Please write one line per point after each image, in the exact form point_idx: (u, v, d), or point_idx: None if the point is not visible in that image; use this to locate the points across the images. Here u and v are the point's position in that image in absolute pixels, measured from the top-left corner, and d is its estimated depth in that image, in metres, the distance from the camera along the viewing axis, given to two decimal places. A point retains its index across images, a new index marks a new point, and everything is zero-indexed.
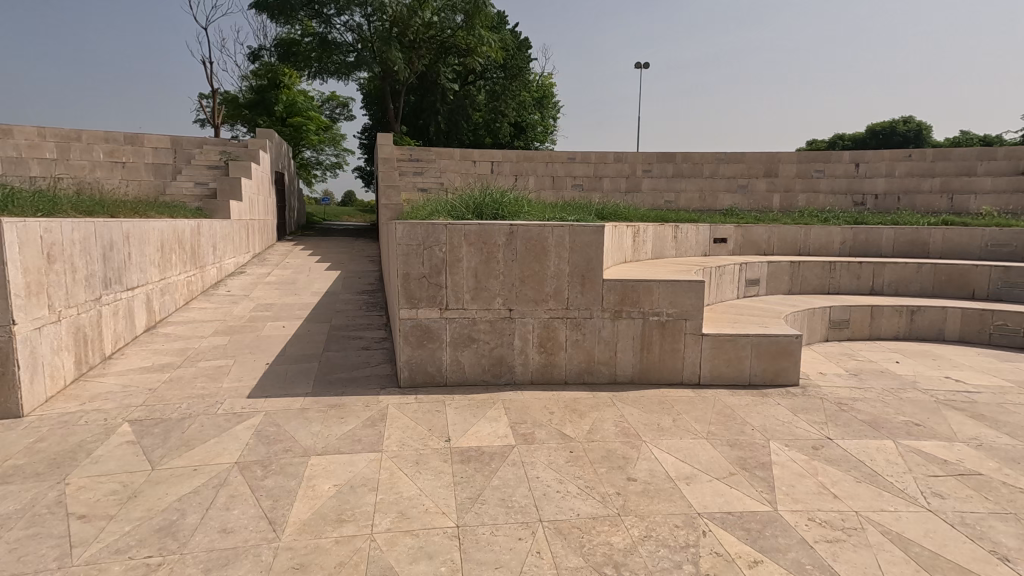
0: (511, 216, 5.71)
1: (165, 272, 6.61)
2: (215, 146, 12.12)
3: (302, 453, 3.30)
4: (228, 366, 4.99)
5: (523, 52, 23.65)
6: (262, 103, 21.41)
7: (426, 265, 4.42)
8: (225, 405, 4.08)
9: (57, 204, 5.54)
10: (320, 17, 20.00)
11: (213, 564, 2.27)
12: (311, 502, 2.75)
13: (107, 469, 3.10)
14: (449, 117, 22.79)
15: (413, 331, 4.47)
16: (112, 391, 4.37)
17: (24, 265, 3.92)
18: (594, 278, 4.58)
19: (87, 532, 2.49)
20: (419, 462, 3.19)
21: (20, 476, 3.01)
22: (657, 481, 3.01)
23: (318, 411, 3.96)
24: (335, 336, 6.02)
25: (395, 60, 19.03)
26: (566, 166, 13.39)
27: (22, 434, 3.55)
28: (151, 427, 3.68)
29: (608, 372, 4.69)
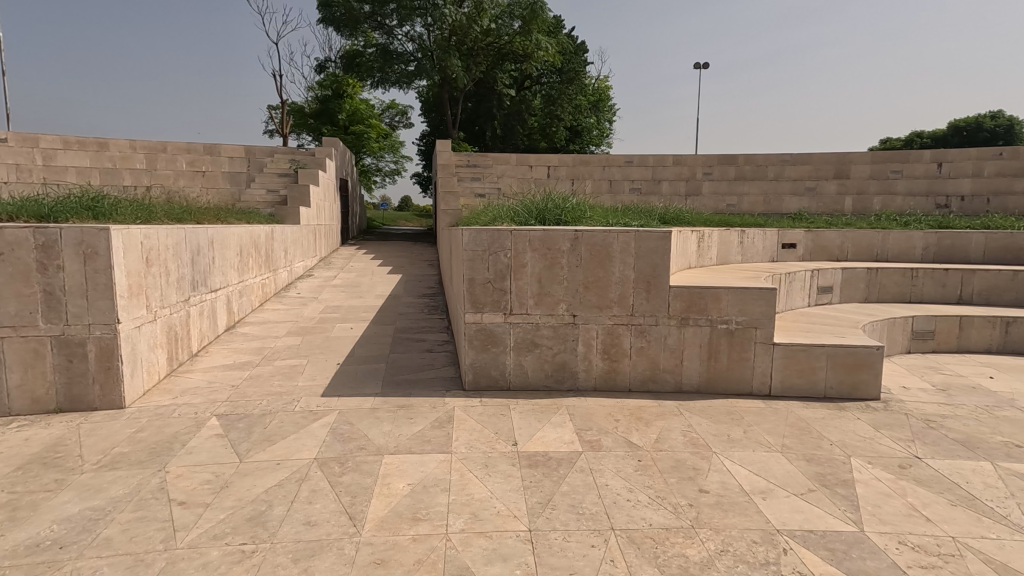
0: (574, 221, 5.73)
1: (243, 275, 7.02)
2: (284, 155, 12.75)
3: (376, 451, 3.43)
4: (302, 365, 5.24)
5: (580, 56, 23.62)
6: (326, 113, 22.39)
7: (491, 271, 4.49)
8: (301, 403, 4.29)
9: (152, 211, 6.01)
10: (382, 28, 20.68)
11: (301, 555, 2.40)
12: (386, 500, 2.85)
13: (200, 460, 3.33)
14: (505, 122, 23.06)
15: (477, 335, 4.55)
16: (199, 386, 4.68)
17: (128, 268, 4.27)
18: (660, 284, 4.50)
19: (187, 518, 2.69)
20: (488, 465, 3.25)
21: (126, 463, 3.27)
22: (730, 494, 2.93)
23: (388, 412, 4.09)
24: (400, 338, 6.21)
25: (453, 68, 19.48)
26: (623, 169, 13.24)
27: (125, 424, 3.87)
28: (236, 422, 3.91)
29: (673, 380, 4.61)
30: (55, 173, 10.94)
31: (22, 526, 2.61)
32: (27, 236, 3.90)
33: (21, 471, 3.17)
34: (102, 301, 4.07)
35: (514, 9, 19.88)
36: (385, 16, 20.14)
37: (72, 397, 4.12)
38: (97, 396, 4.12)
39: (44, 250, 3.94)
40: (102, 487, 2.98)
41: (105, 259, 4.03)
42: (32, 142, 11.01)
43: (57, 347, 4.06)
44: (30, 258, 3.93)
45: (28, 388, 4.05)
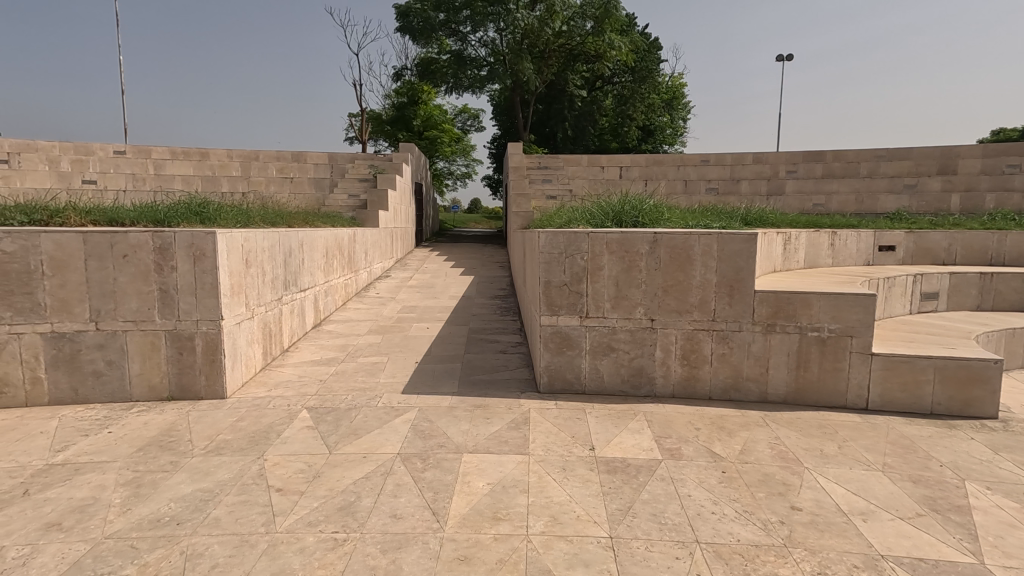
0: (652, 223, 5.60)
1: (328, 275, 7.42)
2: (364, 160, 13.35)
3: (455, 449, 3.52)
4: (383, 363, 5.46)
5: (653, 53, 23.17)
6: (401, 119, 23.23)
7: (567, 274, 4.48)
8: (384, 399, 4.47)
9: (250, 216, 6.49)
10: (456, 35, 21.17)
11: (389, 546, 2.50)
12: (467, 498, 2.91)
13: (294, 449, 3.54)
14: (576, 124, 22.94)
15: (553, 337, 4.56)
16: (291, 379, 5.00)
17: (230, 269, 4.62)
18: (744, 288, 4.31)
19: (285, 504, 2.87)
20: (566, 469, 3.24)
21: (230, 449, 3.55)
22: (826, 513, 2.76)
23: (465, 411, 4.18)
24: (475, 339, 6.32)
25: (525, 71, 19.63)
26: (699, 169, 12.81)
27: (227, 413, 4.19)
28: (325, 415, 4.14)
29: (757, 389, 4.40)
30: (165, 181, 12.04)
31: (144, 502, 2.89)
32: (147, 239, 4.31)
33: (142, 452, 3.51)
34: (209, 299, 4.43)
35: (587, 9, 19.76)
36: (459, 23, 20.62)
37: (182, 386, 4.50)
38: (203, 386, 4.49)
39: (161, 252, 4.34)
40: (209, 471, 3.24)
41: (211, 260, 4.38)
42: (146, 153, 12.17)
43: (170, 340, 4.45)
44: (149, 259, 4.34)
45: (145, 376, 4.47)
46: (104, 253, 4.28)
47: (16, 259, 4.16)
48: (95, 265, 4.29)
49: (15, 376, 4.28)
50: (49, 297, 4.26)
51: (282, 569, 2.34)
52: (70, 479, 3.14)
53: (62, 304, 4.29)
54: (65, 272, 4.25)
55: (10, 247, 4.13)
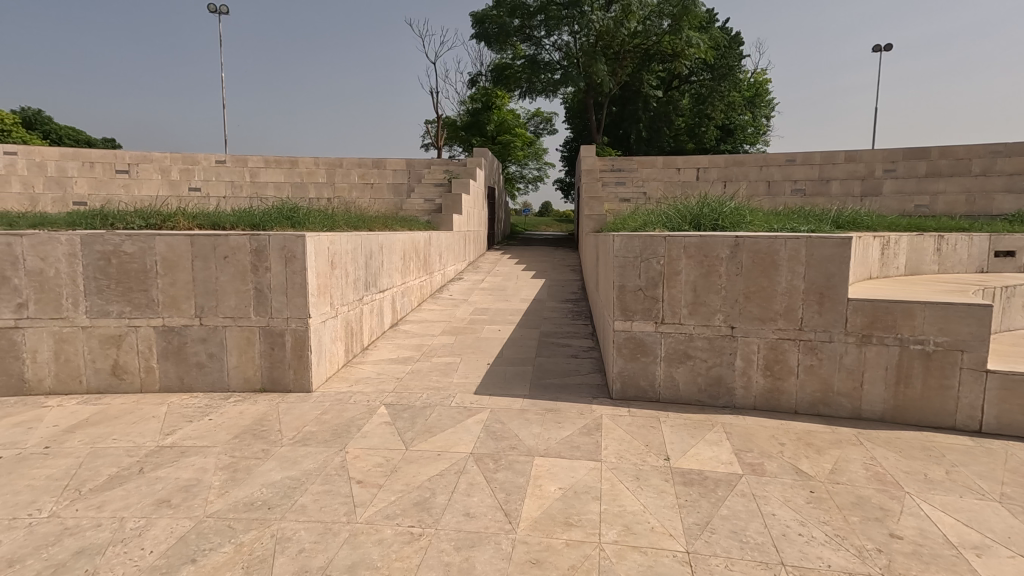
0: (733, 226, 5.34)
1: (405, 277, 7.70)
2: (440, 166, 13.73)
3: (526, 452, 3.53)
4: (456, 363, 5.58)
5: (735, 49, 22.24)
6: (475, 125, 23.72)
7: (642, 278, 4.39)
8: (457, 399, 4.57)
9: (336, 220, 6.87)
10: (530, 40, 21.38)
11: (462, 544, 2.55)
12: (539, 502, 2.91)
13: (373, 444, 3.69)
14: (651, 124, 22.42)
15: (626, 343, 4.48)
16: (369, 376, 5.23)
17: (317, 270, 4.89)
18: (836, 296, 4.02)
19: (365, 496, 3.00)
20: (640, 478, 3.16)
21: (315, 440, 3.75)
22: (931, 544, 2.52)
23: (537, 414, 4.19)
24: (546, 342, 6.32)
25: (599, 74, 19.44)
26: (783, 169, 12.14)
27: (312, 406, 4.44)
28: (401, 412, 4.29)
29: (850, 405, 4.09)
30: (259, 188, 13.00)
31: (240, 486, 3.12)
32: (245, 242, 4.64)
33: (238, 439, 3.79)
34: (298, 298, 4.72)
35: (664, 7, 19.29)
36: (533, 28, 20.81)
37: (273, 379, 4.82)
38: (292, 379, 4.79)
39: (256, 254, 4.66)
40: (297, 460, 3.45)
41: (300, 261, 4.66)
42: (243, 162, 13.17)
43: (263, 336, 4.78)
44: (246, 260, 4.68)
45: (241, 368, 4.82)
46: (208, 254, 4.66)
47: (135, 259, 4.62)
48: (200, 265, 4.68)
49: (133, 365, 4.76)
50: (162, 294, 4.70)
51: (362, 559, 2.44)
52: (177, 460, 3.45)
53: (172, 300, 4.72)
54: (175, 272, 4.68)
55: (130, 248, 4.60)
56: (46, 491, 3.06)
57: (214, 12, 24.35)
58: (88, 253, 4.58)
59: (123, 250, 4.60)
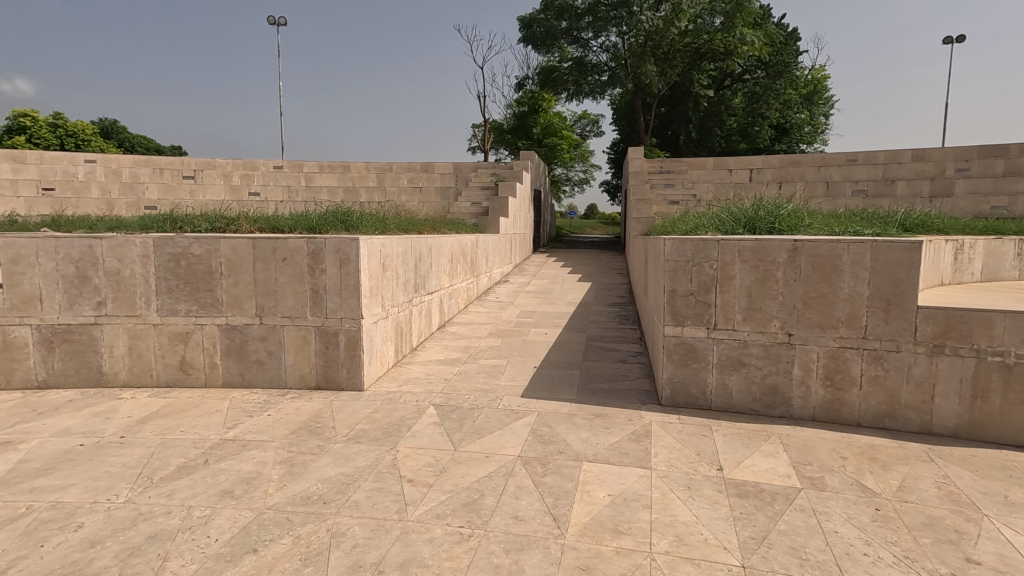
0: (790, 230, 5.13)
1: (453, 280, 7.80)
2: (486, 169, 13.83)
3: (574, 457, 3.51)
4: (503, 366, 5.61)
5: (791, 45, 21.48)
6: (522, 128, 23.81)
7: (694, 283, 4.29)
8: (504, 401, 4.59)
9: (387, 223, 7.04)
10: (578, 41, 21.32)
11: (511, 546, 2.55)
12: (588, 508, 2.89)
13: (422, 444, 3.75)
14: (701, 125, 22.05)
15: (676, 349, 4.39)
16: (418, 376, 5.33)
17: (370, 272, 5.03)
18: (904, 303, 3.81)
19: (415, 494, 3.05)
20: (691, 487, 3.08)
21: (367, 438, 3.85)
22: (1013, 572, 2.34)
23: (584, 419, 4.16)
24: (593, 346, 6.27)
25: (648, 74, 19.20)
26: (843, 170, 11.60)
27: (364, 405, 4.56)
28: (450, 413, 4.34)
29: (919, 419, 3.87)
30: (314, 193, 13.47)
31: (297, 480, 3.23)
32: (303, 245, 4.82)
33: (294, 434, 3.93)
34: (352, 300, 4.86)
35: (716, 4, 18.82)
36: (581, 29, 20.74)
37: (327, 377, 4.98)
38: (345, 378, 4.95)
39: (314, 256, 4.83)
40: (350, 457, 3.55)
41: (354, 264, 4.81)
42: (299, 167, 13.68)
43: (319, 336, 4.95)
44: (304, 262, 4.86)
45: (298, 366, 5.00)
46: (268, 256, 4.86)
47: (202, 260, 4.88)
48: (261, 267, 4.89)
49: (199, 361, 5.02)
50: (226, 294, 4.95)
51: (413, 556, 2.49)
52: (239, 453, 3.61)
53: (235, 300, 4.95)
54: (238, 273, 4.91)
55: (198, 250, 4.86)
56: (122, 478, 3.26)
57: (275, 24, 25.51)
58: (160, 255, 4.86)
59: (191, 252, 4.86)
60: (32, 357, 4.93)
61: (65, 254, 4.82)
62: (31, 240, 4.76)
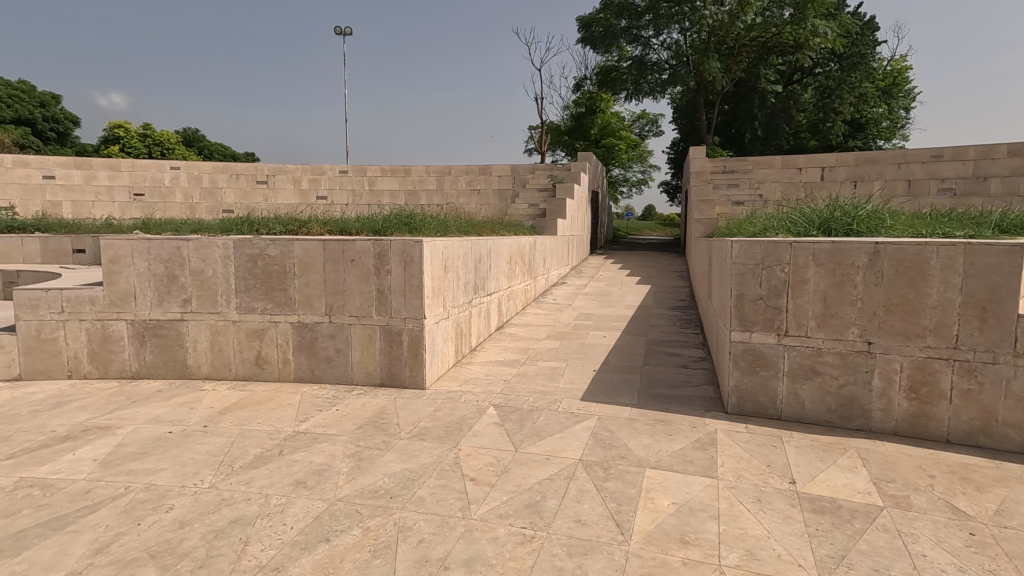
0: (870, 232, 4.83)
1: (511, 281, 7.85)
2: (544, 171, 13.83)
3: (637, 463, 3.45)
4: (562, 368, 5.59)
5: (868, 36, 20.29)
6: (579, 129, 23.69)
7: (764, 287, 4.12)
8: (564, 404, 4.58)
9: (448, 226, 7.18)
10: (638, 40, 21.07)
11: (574, 550, 2.54)
12: (652, 515, 2.83)
13: (484, 443, 3.80)
14: (767, 122, 20.99)
15: (744, 355, 4.24)
16: (478, 377, 5.41)
17: (432, 273, 5.14)
18: (1002, 311, 3.50)
19: (478, 493, 3.10)
20: (762, 500, 2.96)
21: (430, 436, 3.94)
22: None
23: (646, 424, 4.08)
24: (653, 350, 6.15)
25: (711, 70, 18.59)
26: (927, 167, 10.83)
27: (426, 403, 4.66)
28: (510, 414, 4.37)
29: (1018, 438, 3.55)
30: (377, 196, 13.92)
31: (365, 474, 3.35)
32: (370, 247, 5.00)
33: (361, 430, 4.07)
34: (415, 300, 4.99)
35: None
36: (641, 28, 20.49)
37: (391, 375, 5.14)
38: (408, 376, 5.08)
39: (379, 258, 4.99)
40: (414, 453, 3.64)
41: (417, 265, 4.92)
42: (363, 172, 14.19)
43: (384, 335, 5.10)
44: (370, 263, 5.03)
45: (364, 364, 5.18)
46: (337, 258, 5.07)
47: (277, 261, 5.15)
48: (331, 268, 5.11)
49: (273, 356, 5.29)
50: (298, 293, 5.19)
51: (477, 554, 2.52)
52: (311, 445, 3.78)
53: (306, 299, 5.19)
54: (309, 273, 5.15)
55: (273, 251, 5.13)
56: (207, 464, 3.49)
57: (342, 35, 26.68)
58: (240, 256, 5.17)
59: (267, 253, 5.14)
60: (127, 349, 5.36)
61: (156, 254, 5.21)
62: (126, 241, 5.17)
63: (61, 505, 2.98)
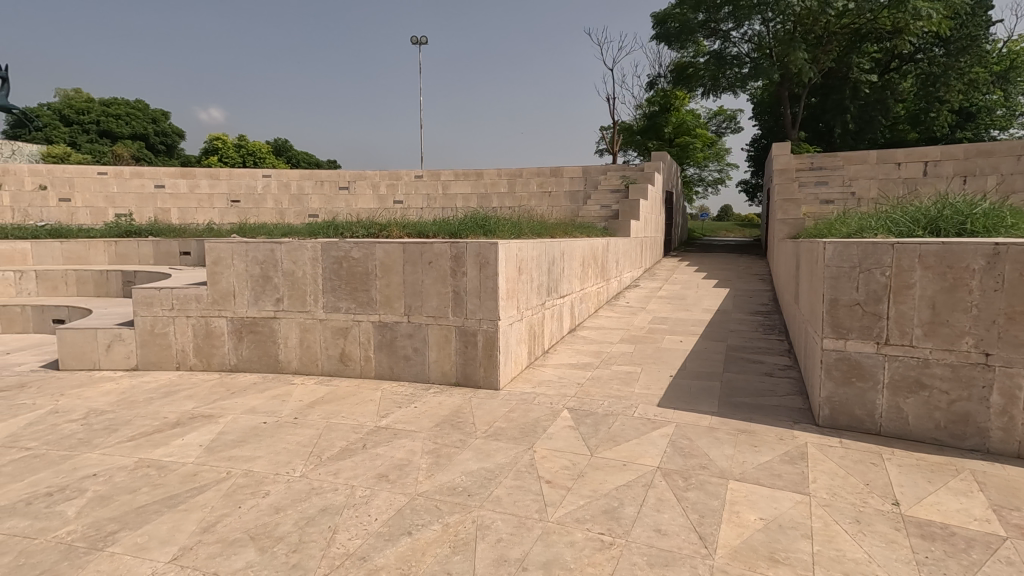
0: (987, 231, 4.37)
1: (584, 284, 7.78)
2: (616, 172, 13.59)
3: (719, 473, 3.31)
4: (636, 373, 5.47)
5: (980, 16, 18.44)
6: (652, 128, 23.17)
7: (861, 291, 3.83)
8: (640, 409, 4.48)
9: (521, 228, 7.24)
10: (716, 34, 20.31)
11: (655, 560, 2.47)
12: (738, 530, 2.70)
13: (559, 446, 3.79)
14: (860, 115, 19.84)
15: (837, 364, 3.96)
16: (551, 379, 5.39)
17: (507, 275, 5.19)
18: None
19: (554, 495, 3.09)
20: (861, 521, 2.75)
21: (505, 436, 3.98)
22: None
23: (728, 434, 3.91)
24: (734, 356, 5.88)
25: (797, 62, 17.53)
26: None
27: (501, 403, 4.72)
28: (584, 418, 4.33)
29: None
30: (450, 200, 14.26)
31: (444, 471, 3.43)
32: (447, 249, 5.12)
33: (439, 427, 4.18)
34: (489, 302, 5.05)
35: None
36: (720, 21, 19.73)
37: (466, 375, 5.23)
38: (482, 376, 5.16)
39: (456, 260, 5.10)
40: (490, 453, 3.68)
41: (492, 267, 4.98)
42: (437, 176, 14.60)
43: (459, 335, 5.21)
44: (447, 265, 5.15)
45: (440, 363, 5.31)
46: (417, 259, 5.23)
47: (361, 262, 5.39)
48: (409, 270, 5.28)
49: (356, 354, 5.54)
50: (379, 293, 5.41)
51: (556, 557, 2.51)
52: (392, 440, 3.92)
53: (387, 299, 5.40)
54: (390, 274, 5.35)
55: (357, 254, 5.37)
56: (298, 454, 3.71)
57: (416, 45, 27.56)
58: (327, 258, 5.46)
59: (351, 255, 5.39)
60: (227, 344, 5.80)
61: (252, 256, 5.61)
62: (227, 244, 5.60)
63: (173, 485, 3.27)
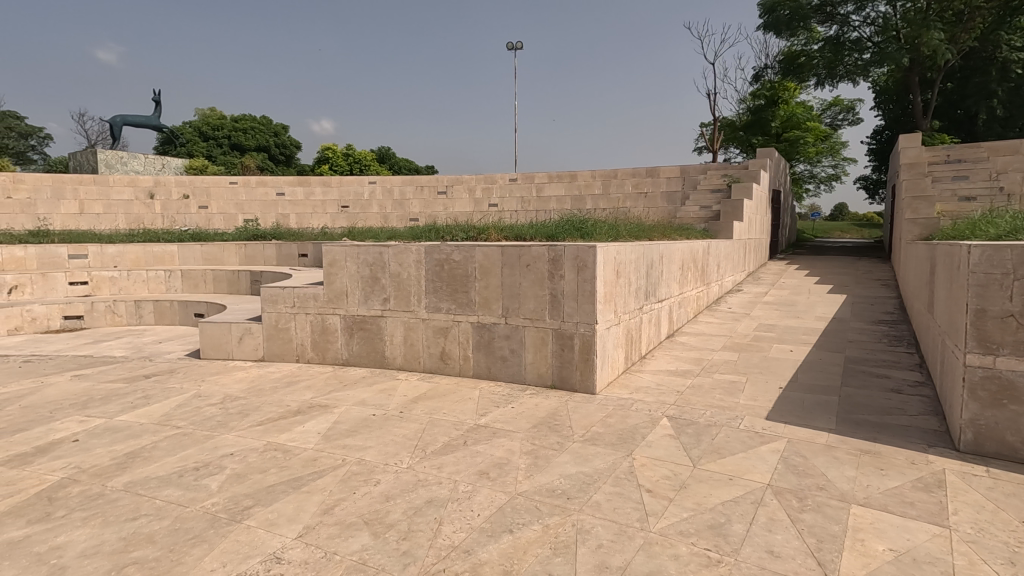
0: None
1: (683, 288, 7.51)
2: (718, 171, 12.95)
3: (839, 496, 3.06)
4: (741, 383, 5.18)
5: None
6: (757, 123, 21.82)
7: (1016, 301, 3.37)
8: (746, 422, 4.24)
9: (618, 230, 7.14)
10: (834, 18, 18.93)
11: None
12: (863, 560, 2.48)
13: (659, 454, 3.69)
14: (1010, 99, 17.46)
15: (984, 384, 3.52)
16: (649, 386, 5.25)
17: (605, 279, 5.13)
18: None
19: (656, 505, 3.02)
20: (1016, 564, 2.42)
21: (603, 441, 3.94)
22: None
23: (849, 454, 3.60)
24: (854, 369, 5.40)
25: (930, 43, 15.70)
26: None
27: (597, 408, 4.68)
28: (685, 427, 4.18)
29: None
30: (544, 202, 14.38)
31: (542, 472, 3.47)
32: (545, 252, 5.17)
33: (536, 429, 4.22)
34: (587, 305, 5.02)
35: None
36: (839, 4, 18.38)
37: (562, 377, 5.24)
38: (578, 379, 5.14)
39: (553, 262, 5.13)
40: (588, 458, 3.67)
41: (590, 270, 4.94)
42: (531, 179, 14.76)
43: (556, 337, 5.23)
44: (545, 268, 5.20)
45: (536, 364, 5.37)
46: (515, 262, 5.33)
47: (461, 265, 5.59)
48: (508, 272, 5.39)
49: (455, 352, 5.75)
50: (478, 295, 5.57)
51: (659, 569, 2.46)
52: (490, 439, 4.03)
53: (486, 301, 5.55)
54: (489, 277, 5.50)
55: (458, 256, 5.59)
56: (404, 447, 3.91)
57: (513, 50, 28.03)
58: (430, 260, 5.72)
59: (453, 258, 5.62)
60: (339, 340, 6.25)
61: (363, 258, 6.01)
62: (341, 248, 6.05)
63: (296, 468, 3.58)
